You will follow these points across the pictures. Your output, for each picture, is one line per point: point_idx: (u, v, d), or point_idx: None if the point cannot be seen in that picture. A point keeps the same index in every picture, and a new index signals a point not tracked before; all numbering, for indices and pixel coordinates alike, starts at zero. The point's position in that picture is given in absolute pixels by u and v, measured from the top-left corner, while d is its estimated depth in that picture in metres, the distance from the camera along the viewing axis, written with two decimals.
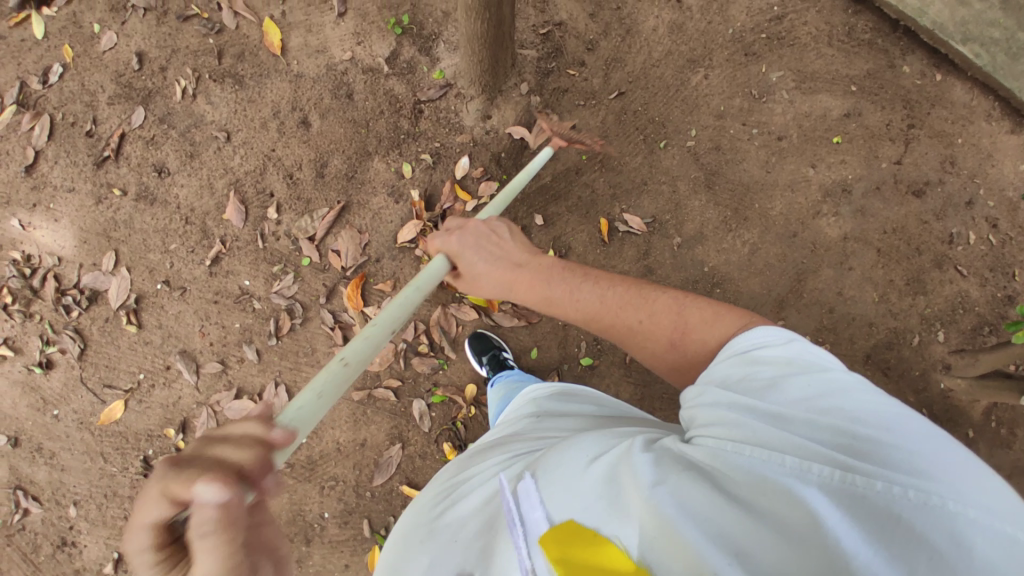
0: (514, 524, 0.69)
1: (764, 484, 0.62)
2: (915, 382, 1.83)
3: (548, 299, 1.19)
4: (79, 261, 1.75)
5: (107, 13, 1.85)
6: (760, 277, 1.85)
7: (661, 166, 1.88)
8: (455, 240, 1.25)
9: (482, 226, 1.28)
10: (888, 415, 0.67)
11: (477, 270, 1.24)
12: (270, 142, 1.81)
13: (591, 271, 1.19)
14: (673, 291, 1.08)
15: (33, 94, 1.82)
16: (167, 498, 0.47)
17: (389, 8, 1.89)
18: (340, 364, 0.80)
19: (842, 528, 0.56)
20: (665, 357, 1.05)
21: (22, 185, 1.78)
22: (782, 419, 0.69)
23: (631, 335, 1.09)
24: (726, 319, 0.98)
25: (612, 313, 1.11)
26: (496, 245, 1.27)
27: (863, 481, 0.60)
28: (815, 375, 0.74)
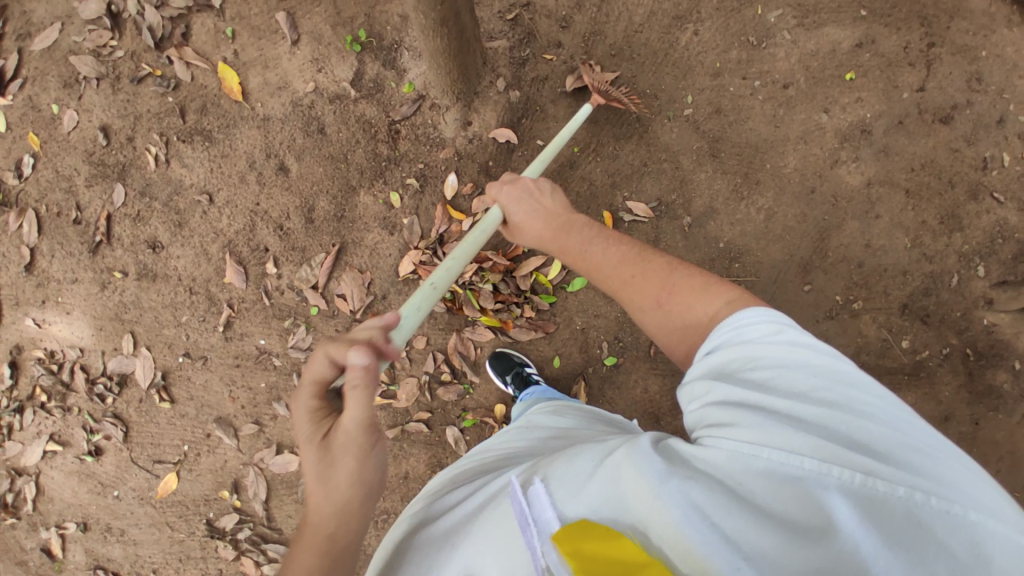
0: (526, 524, 0.71)
1: (782, 486, 0.61)
2: (958, 325, 1.71)
3: (565, 249, 1.21)
4: (100, 349, 1.78)
5: (62, 90, 1.80)
6: (780, 243, 1.74)
7: (659, 142, 1.76)
8: (503, 193, 1.32)
9: (531, 181, 1.33)
10: (897, 415, 0.66)
11: (516, 220, 1.30)
12: (253, 196, 1.75)
13: (608, 232, 1.18)
14: (673, 257, 1.03)
15: (12, 190, 1.81)
16: (332, 360, 0.81)
17: (343, 26, 1.76)
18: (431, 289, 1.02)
19: (859, 533, 0.56)
20: (649, 315, 0.97)
21: (27, 284, 1.80)
22: (794, 412, 0.66)
23: (622, 288, 1.04)
24: (718, 288, 0.89)
25: (611, 266, 1.08)
26: (540, 201, 1.31)
27: (884, 486, 0.59)
28: (822, 362, 0.70)
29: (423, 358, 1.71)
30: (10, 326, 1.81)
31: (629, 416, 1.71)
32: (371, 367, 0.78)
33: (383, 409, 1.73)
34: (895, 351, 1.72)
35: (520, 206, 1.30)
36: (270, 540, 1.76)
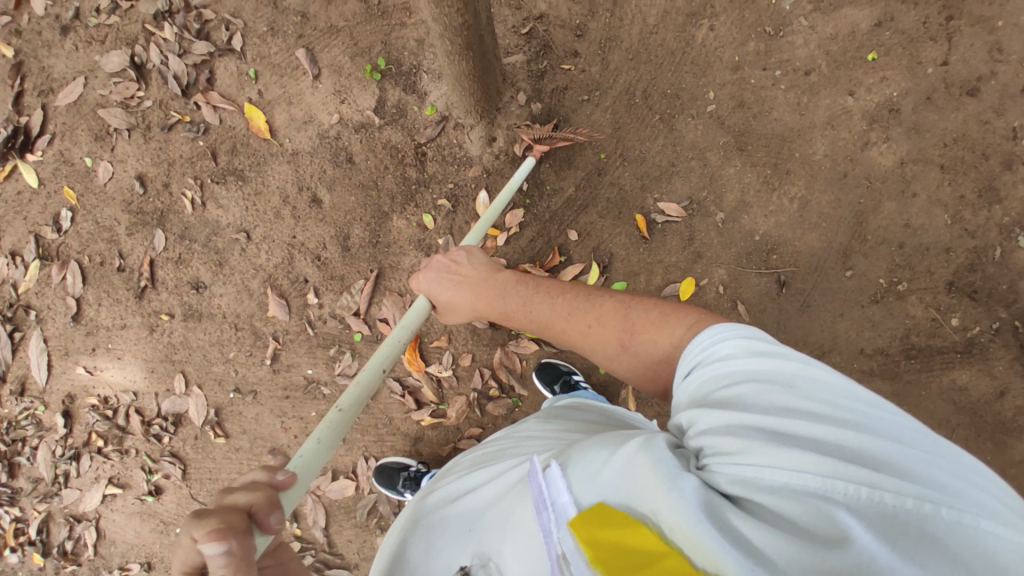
0: (543, 508, 0.74)
1: (787, 494, 0.59)
2: (1005, 299, 1.68)
3: (506, 314, 1.34)
4: (153, 391, 1.82)
5: (94, 143, 1.85)
6: (816, 231, 1.73)
7: (685, 141, 1.76)
8: (424, 278, 1.43)
9: (443, 258, 1.45)
10: (900, 424, 0.64)
11: (443, 300, 1.41)
12: (289, 230, 1.78)
13: (543, 284, 1.30)
14: (620, 296, 1.13)
15: (52, 243, 1.85)
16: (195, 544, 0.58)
17: (362, 55, 1.80)
18: (337, 413, 0.94)
19: (871, 545, 0.54)
20: (618, 358, 1.07)
21: (75, 334, 1.85)
22: (790, 422, 0.65)
23: (585, 339, 1.14)
24: (674, 319, 0.98)
25: (563, 320, 1.19)
26: (458, 273, 1.42)
27: (895, 498, 0.57)
28: (808, 374, 0.69)
29: (470, 375, 1.73)
30: (61, 376, 1.86)
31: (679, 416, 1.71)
32: (236, 554, 0.56)
33: (435, 428, 1.74)
34: (944, 329, 1.69)
35: (445, 284, 1.41)
36: (333, 566, 1.78)
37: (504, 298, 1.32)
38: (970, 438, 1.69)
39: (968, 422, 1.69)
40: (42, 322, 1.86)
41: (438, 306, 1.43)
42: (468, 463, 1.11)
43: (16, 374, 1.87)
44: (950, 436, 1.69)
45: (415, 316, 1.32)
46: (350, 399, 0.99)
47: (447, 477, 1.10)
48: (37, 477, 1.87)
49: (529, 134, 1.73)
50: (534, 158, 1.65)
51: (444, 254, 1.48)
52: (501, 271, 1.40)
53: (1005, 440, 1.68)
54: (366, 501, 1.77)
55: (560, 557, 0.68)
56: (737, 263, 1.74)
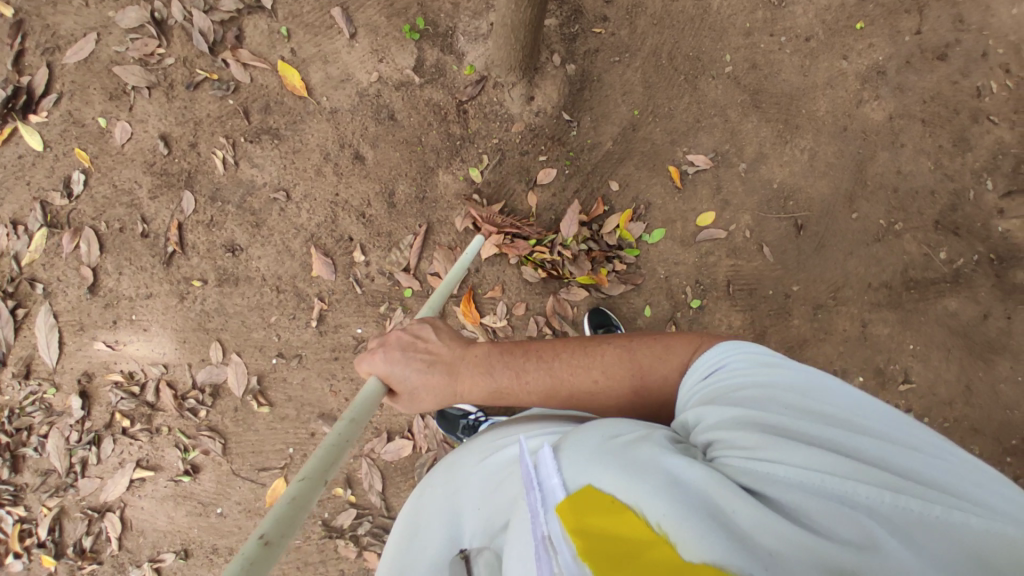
0: (532, 488, 0.77)
1: (790, 487, 0.65)
2: (980, 234, 1.94)
3: (500, 393, 1.13)
4: (186, 362, 1.72)
5: (109, 103, 1.74)
6: (825, 179, 1.93)
7: (707, 99, 1.91)
8: (380, 357, 1.14)
9: (402, 333, 1.18)
10: (905, 439, 0.73)
11: (410, 384, 1.14)
12: (332, 187, 1.76)
13: (530, 347, 1.15)
14: (615, 341, 1.10)
15: (61, 210, 1.72)
16: None
17: (399, 16, 1.82)
18: (260, 545, 0.67)
19: (884, 538, 0.60)
20: (632, 406, 1.06)
21: (92, 307, 1.72)
22: (791, 424, 0.74)
23: (594, 396, 1.08)
24: (675, 352, 1.03)
25: (567, 383, 1.09)
26: (425, 348, 1.17)
27: (908, 500, 0.64)
28: (810, 383, 0.80)
29: (526, 323, 1.81)
30: (75, 354, 1.71)
31: None
32: None
33: None
34: (935, 262, 1.93)
35: (411, 364, 1.14)
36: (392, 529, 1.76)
37: (496, 375, 1.12)
38: (963, 357, 1.92)
39: (961, 343, 1.92)
40: (51, 296, 1.71)
41: (399, 393, 1.15)
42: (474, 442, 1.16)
43: (19, 355, 1.70)
44: (947, 355, 1.92)
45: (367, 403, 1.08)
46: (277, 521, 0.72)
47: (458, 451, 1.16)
48: (45, 469, 1.70)
49: (477, 211, 1.77)
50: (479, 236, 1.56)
51: (402, 327, 1.20)
52: (477, 344, 1.19)
53: (992, 356, 1.92)
54: (425, 459, 1.75)
55: (546, 539, 0.68)
56: (759, 210, 1.91)
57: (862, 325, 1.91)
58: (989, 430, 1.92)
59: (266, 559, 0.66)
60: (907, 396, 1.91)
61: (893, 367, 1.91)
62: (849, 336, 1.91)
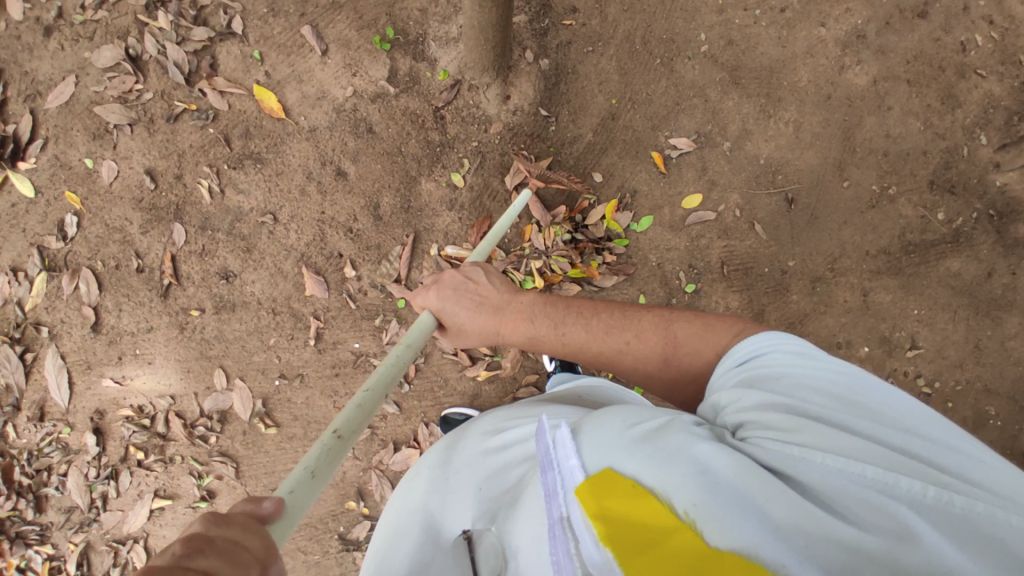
0: (547, 467, 0.82)
1: (831, 481, 0.68)
2: (977, 190, 1.90)
3: (533, 341, 1.21)
4: (192, 392, 1.75)
5: (93, 144, 1.77)
6: (812, 149, 1.91)
7: (685, 81, 1.89)
8: (433, 295, 1.27)
9: (457, 273, 1.28)
10: (945, 436, 0.75)
11: (458, 320, 1.25)
12: (317, 206, 1.78)
13: (573, 303, 1.21)
14: (658, 310, 1.13)
15: (58, 253, 1.76)
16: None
17: (368, 28, 1.82)
18: (333, 438, 0.82)
19: (925, 534, 0.63)
20: (659, 373, 1.10)
21: (97, 345, 1.76)
22: (823, 411, 0.78)
23: (621, 354, 1.13)
24: (717, 329, 1.04)
25: (598, 341, 1.14)
26: (475, 292, 1.27)
27: (956, 500, 0.66)
28: (842, 372, 0.83)
29: None
30: (85, 392, 1.76)
31: None
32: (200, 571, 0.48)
33: (492, 382, 1.77)
34: (933, 224, 1.90)
35: (461, 302, 1.25)
36: None
37: (533, 323, 1.20)
38: (970, 317, 1.89)
39: (966, 303, 1.89)
40: (56, 338, 1.76)
41: (446, 326, 1.28)
42: (480, 427, 1.20)
43: (32, 399, 1.75)
44: (953, 317, 1.89)
45: (421, 331, 1.21)
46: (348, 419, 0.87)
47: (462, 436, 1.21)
48: (68, 506, 1.74)
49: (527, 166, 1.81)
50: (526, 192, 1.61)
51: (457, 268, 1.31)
52: (523, 293, 1.26)
53: (998, 314, 1.89)
54: None
55: (563, 521, 0.74)
56: (748, 187, 1.89)
57: (863, 295, 1.88)
58: (1002, 388, 1.89)
59: (339, 448, 0.81)
60: (915, 361, 1.89)
61: (899, 333, 1.88)
62: (850, 307, 1.88)
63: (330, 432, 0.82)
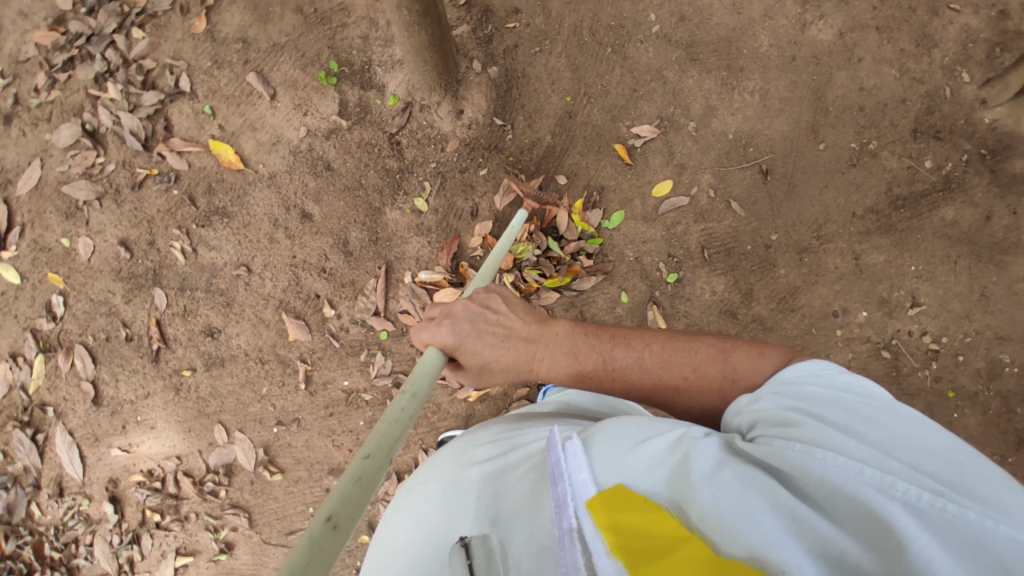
0: (558, 478, 0.76)
1: (829, 488, 0.64)
2: (966, 131, 1.81)
3: (575, 375, 1.12)
4: (196, 449, 1.80)
5: (67, 222, 1.81)
6: (782, 115, 1.83)
7: (640, 65, 1.83)
8: (447, 330, 1.13)
9: (472, 305, 1.15)
10: (958, 447, 0.69)
11: (482, 359, 1.14)
12: (287, 251, 1.79)
13: (618, 332, 1.11)
14: (711, 339, 1.04)
15: (50, 334, 1.81)
16: None
17: (312, 64, 1.81)
18: (327, 529, 0.64)
19: (924, 539, 0.58)
20: (717, 411, 1.00)
21: (101, 417, 1.81)
22: (833, 417, 0.73)
23: (674, 390, 1.04)
24: (772, 357, 0.96)
25: (651, 376, 1.05)
26: (498, 323, 1.15)
27: (956, 508, 0.60)
28: (858, 384, 0.79)
29: None
30: (97, 463, 1.82)
31: (707, 320, 1.80)
32: None
33: (483, 401, 1.80)
34: (921, 173, 1.81)
35: (482, 339, 1.13)
36: None
37: (577, 356, 1.11)
38: (973, 265, 1.80)
39: (967, 251, 1.80)
40: (63, 415, 1.82)
41: (465, 363, 1.15)
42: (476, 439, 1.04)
43: (50, 476, 1.81)
44: (954, 268, 1.80)
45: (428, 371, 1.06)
46: (342, 500, 0.70)
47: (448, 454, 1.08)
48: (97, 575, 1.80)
49: (517, 184, 1.78)
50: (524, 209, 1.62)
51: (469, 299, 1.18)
52: (556, 321, 1.16)
53: (1004, 258, 1.79)
54: None
55: (573, 531, 0.68)
56: (720, 165, 1.82)
57: (855, 258, 1.81)
58: (1018, 334, 1.79)
59: (332, 545, 0.63)
60: (919, 319, 1.80)
61: (898, 293, 1.80)
62: (843, 273, 1.81)
63: (320, 523, 0.65)
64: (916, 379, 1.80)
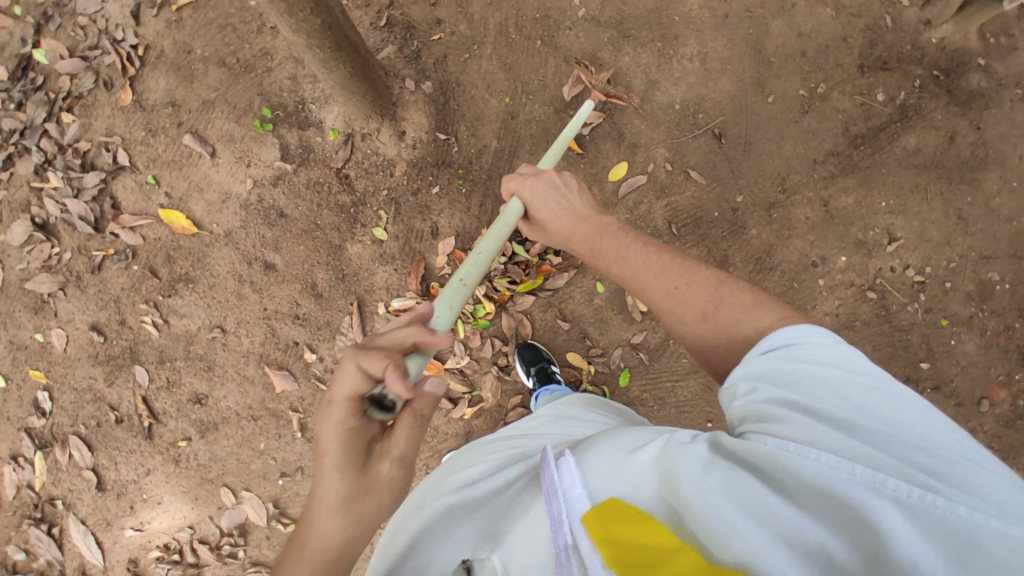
0: (553, 496, 0.71)
1: (815, 488, 0.59)
2: (914, 57, 1.77)
3: (593, 255, 1.15)
4: (207, 516, 1.80)
5: (36, 317, 1.80)
6: (726, 75, 1.79)
7: (574, 52, 1.80)
8: (529, 184, 1.21)
9: (556, 175, 1.24)
10: (952, 434, 0.62)
11: (542, 216, 1.21)
12: (258, 305, 1.78)
13: (646, 236, 1.12)
14: (717, 271, 0.98)
15: (43, 430, 1.81)
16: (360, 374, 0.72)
17: (245, 114, 1.78)
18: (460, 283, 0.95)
19: (908, 541, 0.54)
20: (691, 327, 0.94)
21: (108, 501, 1.81)
22: (824, 399, 0.66)
23: (657, 292, 1.00)
24: (766, 306, 0.88)
25: (649, 275, 1.03)
26: (565, 196, 1.22)
27: (945, 504, 0.55)
28: (856, 362, 0.69)
29: (484, 349, 1.80)
30: (114, 546, 1.82)
31: None
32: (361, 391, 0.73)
33: (479, 416, 1.80)
34: (875, 108, 1.78)
35: (550, 201, 1.20)
36: None
37: (604, 240, 1.13)
38: (944, 189, 1.76)
39: (936, 176, 1.76)
40: (71, 507, 1.82)
41: (530, 217, 1.24)
42: (466, 459, 1.06)
43: (71, 567, 1.82)
44: (925, 196, 1.77)
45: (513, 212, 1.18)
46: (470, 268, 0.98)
47: (446, 467, 1.08)
48: None
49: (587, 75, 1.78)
50: (591, 100, 1.42)
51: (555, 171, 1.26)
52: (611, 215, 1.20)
53: (975, 176, 1.76)
54: None
55: (569, 548, 0.65)
56: (672, 137, 1.79)
57: (824, 205, 1.78)
58: (1001, 251, 1.76)
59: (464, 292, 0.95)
60: (900, 254, 1.77)
61: (874, 232, 1.78)
62: (815, 221, 1.78)
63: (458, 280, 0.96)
64: (907, 314, 1.77)
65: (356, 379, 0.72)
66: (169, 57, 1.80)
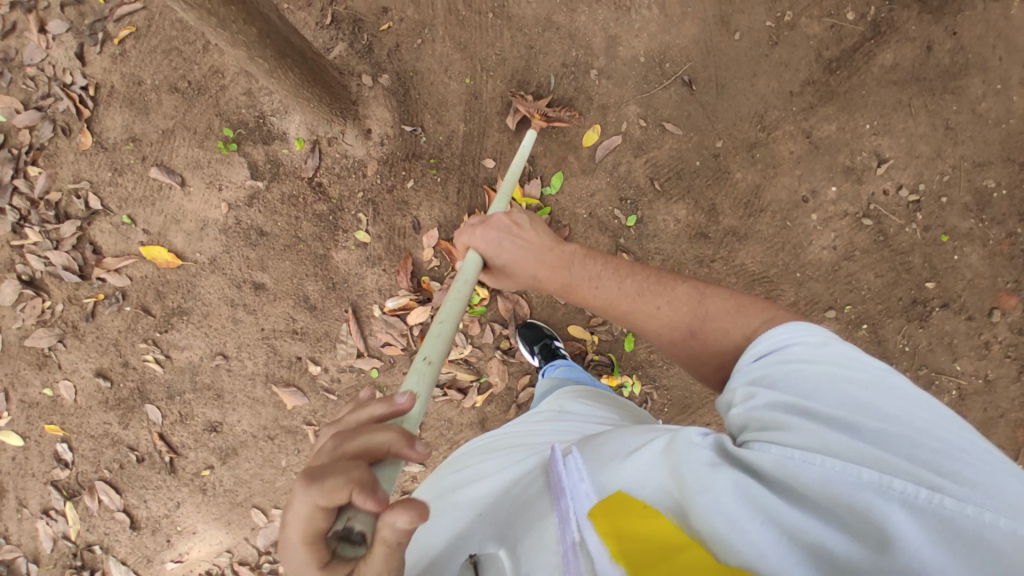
0: (561, 495, 0.70)
1: (821, 488, 0.58)
2: None
3: (566, 290, 1.09)
4: (242, 537, 1.84)
5: (41, 373, 1.81)
6: (687, 19, 1.73)
7: (528, 20, 1.73)
8: (481, 236, 1.11)
9: (504, 216, 1.15)
10: (959, 432, 0.60)
11: (503, 263, 1.11)
12: (254, 327, 1.77)
13: (612, 259, 1.09)
14: (693, 280, 0.98)
15: (69, 480, 1.84)
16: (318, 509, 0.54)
17: (207, 137, 1.75)
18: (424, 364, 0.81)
19: (915, 539, 0.53)
20: (681, 345, 0.94)
21: (145, 538, 1.85)
22: (828, 400, 0.64)
23: (640, 315, 0.99)
24: (750, 309, 0.87)
25: (627, 299, 1.01)
26: (521, 237, 1.13)
27: (952, 504, 0.54)
28: (858, 361, 0.67)
29: (484, 335, 1.78)
30: None
31: (678, 249, 1.76)
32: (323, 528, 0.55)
33: (491, 402, 1.81)
34: (846, 28, 1.71)
35: (508, 248, 1.11)
36: None
37: (573, 272, 1.08)
38: (928, 102, 1.71)
39: (918, 90, 1.71)
40: (110, 550, 1.86)
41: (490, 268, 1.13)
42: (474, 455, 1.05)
43: None
44: (909, 112, 1.71)
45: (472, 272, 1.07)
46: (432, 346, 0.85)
47: (450, 467, 1.07)
48: None
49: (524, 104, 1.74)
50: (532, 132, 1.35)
51: (502, 214, 1.17)
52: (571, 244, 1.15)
53: (958, 83, 1.70)
54: None
55: (576, 544, 0.63)
56: (641, 92, 1.74)
57: (807, 137, 1.73)
58: (995, 155, 1.71)
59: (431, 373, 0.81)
60: (891, 175, 1.73)
61: (861, 156, 1.73)
62: (799, 155, 1.74)
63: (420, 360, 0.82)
64: (906, 236, 1.74)
65: (312, 519, 0.54)
66: (121, 92, 1.76)
